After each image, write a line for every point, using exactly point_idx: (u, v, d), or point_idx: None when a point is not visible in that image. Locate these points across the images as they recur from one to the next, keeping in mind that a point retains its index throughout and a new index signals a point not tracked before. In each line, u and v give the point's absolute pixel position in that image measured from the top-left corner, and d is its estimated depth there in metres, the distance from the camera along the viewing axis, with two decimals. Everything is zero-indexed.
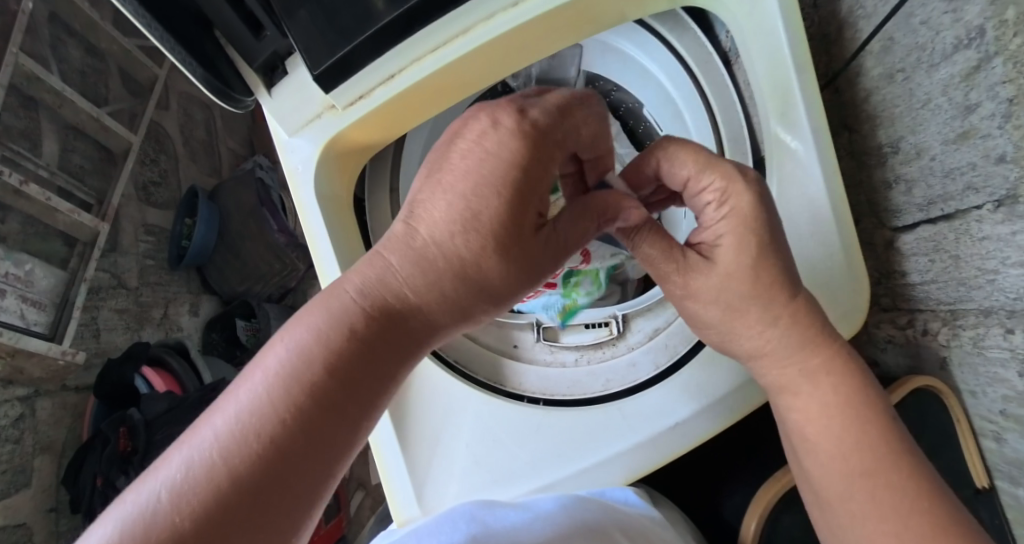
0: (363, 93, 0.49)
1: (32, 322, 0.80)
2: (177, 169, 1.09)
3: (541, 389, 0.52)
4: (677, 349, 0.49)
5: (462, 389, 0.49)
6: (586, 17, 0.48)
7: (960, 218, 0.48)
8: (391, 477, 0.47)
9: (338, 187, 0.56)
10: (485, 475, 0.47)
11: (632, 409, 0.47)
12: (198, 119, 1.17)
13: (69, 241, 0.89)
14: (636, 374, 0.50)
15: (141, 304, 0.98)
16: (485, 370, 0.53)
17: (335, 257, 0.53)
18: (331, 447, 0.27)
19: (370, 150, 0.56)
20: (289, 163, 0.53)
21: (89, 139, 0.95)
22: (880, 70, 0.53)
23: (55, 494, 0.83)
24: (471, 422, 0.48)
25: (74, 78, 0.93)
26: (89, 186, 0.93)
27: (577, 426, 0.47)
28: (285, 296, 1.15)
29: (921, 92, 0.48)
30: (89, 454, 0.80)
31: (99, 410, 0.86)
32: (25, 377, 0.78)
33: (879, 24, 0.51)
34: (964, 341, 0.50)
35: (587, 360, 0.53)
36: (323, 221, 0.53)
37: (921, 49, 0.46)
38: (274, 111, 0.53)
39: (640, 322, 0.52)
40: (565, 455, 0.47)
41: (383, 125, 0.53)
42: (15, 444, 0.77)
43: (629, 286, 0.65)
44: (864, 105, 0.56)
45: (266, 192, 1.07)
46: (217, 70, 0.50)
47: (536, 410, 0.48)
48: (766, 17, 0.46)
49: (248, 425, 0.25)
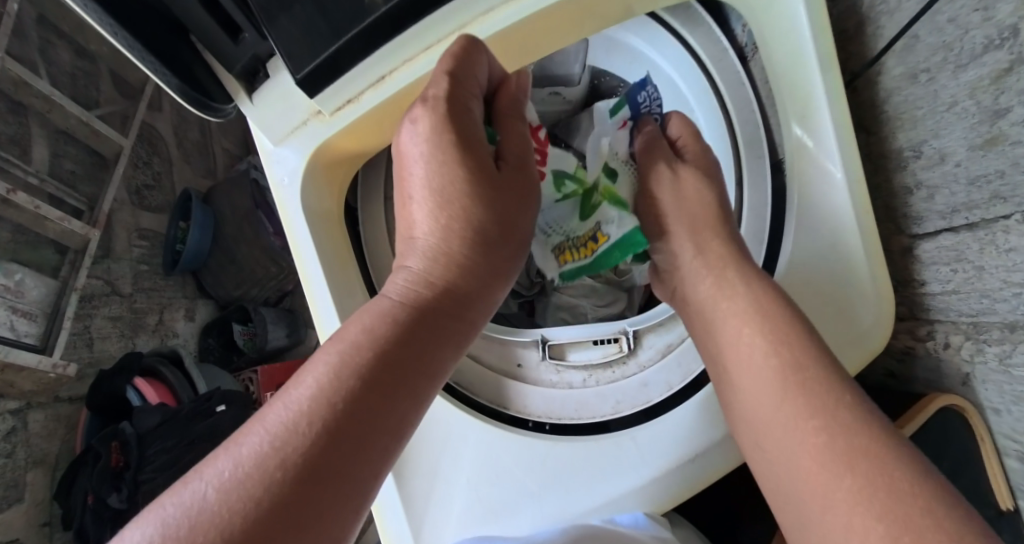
0: (351, 98, 0.47)
1: (23, 334, 0.78)
2: (170, 171, 1.07)
3: (547, 413, 0.50)
4: (691, 368, 0.49)
5: (465, 420, 0.47)
6: (535, 40, 0.47)
7: (985, 227, 0.45)
8: (387, 514, 0.45)
9: (329, 200, 0.54)
10: (488, 510, 0.45)
11: (644, 439, 0.46)
12: (192, 120, 1.14)
13: (60, 248, 0.87)
14: (649, 395, 0.49)
15: (136, 311, 0.96)
16: (486, 390, 0.51)
17: (325, 281, 0.51)
18: (352, 449, 0.28)
19: (362, 158, 0.54)
20: (274, 173, 0.51)
21: (80, 144, 0.92)
22: (902, 70, 0.50)
23: (48, 508, 0.80)
24: (474, 453, 0.46)
25: (64, 80, 0.91)
26: (80, 192, 0.91)
27: (586, 457, 0.46)
28: (283, 299, 1.13)
29: (946, 94, 0.45)
30: (81, 470, 0.77)
31: (93, 424, 0.84)
32: (16, 391, 0.75)
33: (906, 23, 0.48)
34: (989, 358, 0.48)
35: (595, 381, 0.51)
36: (312, 234, 0.51)
37: (948, 49, 0.44)
38: (259, 120, 0.51)
39: (651, 338, 0.51)
40: (573, 487, 0.45)
41: (375, 131, 0.50)
42: (7, 458, 0.74)
43: (636, 292, 0.70)
44: (884, 107, 0.54)
45: (263, 192, 1.05)
46: (194, 79, 0.48)
47: (542, 440, 0.47)
48: (788, 12, 0.43)
49: (305, 412, 0.28)
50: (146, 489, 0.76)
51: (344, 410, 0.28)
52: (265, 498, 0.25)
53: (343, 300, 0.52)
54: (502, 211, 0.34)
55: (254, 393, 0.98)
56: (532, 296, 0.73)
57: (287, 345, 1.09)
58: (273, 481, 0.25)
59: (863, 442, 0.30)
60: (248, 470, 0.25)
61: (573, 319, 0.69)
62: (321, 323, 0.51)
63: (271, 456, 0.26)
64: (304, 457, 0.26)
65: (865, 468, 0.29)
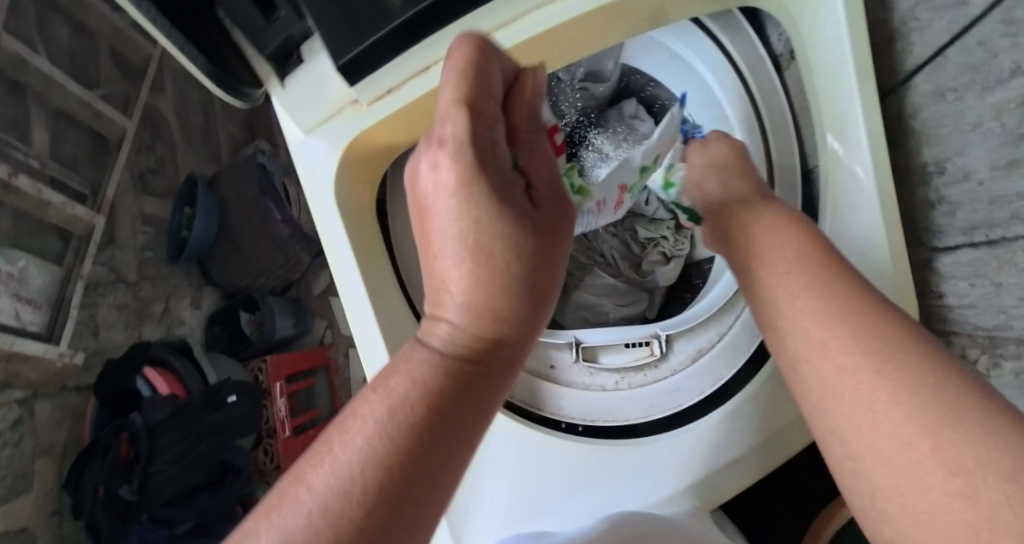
0: (390, 88, 0.46)
1: (27, 322, 0.76)
2: (174, 156, 1.05)
3: (582, 414, 0.56)
4: (719, 374, 0.55)
5: (507, 421, 0.53)
6: (564, 45, 0.46)
7: (1004, 245, 0.46)
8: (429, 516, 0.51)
9: (359, 195, 0.53)
10: (531, 508, 0.51)
11: (678, 446, 0.51)
12: (194, 103, 1.11)
13: (63, 235, 0.84)
14: (677, 399, 0.55)
15: (140, 299, 0.94)
16: (525, 394, 0.58)
17: (360, 281, 0.51)
18: (406, 541, 0.23)
19: (392, 151, 0.53)
20: (304, 165, 0.51)
21: (82, 126, 0.89)
22: (930, 87, 0.50)
23: (56, 497, 0.79)
24: (519, 457, 0.52)
25: (64, 59, 0.88)
26: (83, 176, 0.89)
27: (622, 460, 0.51)
28: (288, 288, 1.14)
29: (972, 114, 0.46)
30: (89, 462, 0.76)
31: (99, 416, 0.82)
32: (21, 380, 0.74)
33: (939, 43, 0.47)
34: (1005, 373, 0.49)
35: (627, 383, 0.58)
36: (344, 228, 0.51)
37: (976, 71, 0.44)
38: (289, 107, 0.51)
39: (681, 344, 0.57)
40: (611, 486, 0.50)
41: (408, 125, 0.49)
42: (15, 447, 0.73)
43: (657, 292, 0.74)
44: (910, 121, 0.54)
45: (268, 180, 1.04)
46: (222, 63, 0.48)
47: (583, 445, 0.52)
48: (833, 23, 0.43)
49: (339, 512, 0.22)
50: (156, 481, 0.77)
51: (387, 501, 0.23)
52: None
53: (378, 300, 0.51)
54: (547, 246, 0.29)
55: (261, 382, 0.98)
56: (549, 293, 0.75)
57: (294, 335, 1.09)
58: None
59: (881, 333, 0.29)
60: None
61: (594, 318, 0.72)
62: (350, 314, 0.51)
63: None
64: None
65: (881, 356, 0.28)
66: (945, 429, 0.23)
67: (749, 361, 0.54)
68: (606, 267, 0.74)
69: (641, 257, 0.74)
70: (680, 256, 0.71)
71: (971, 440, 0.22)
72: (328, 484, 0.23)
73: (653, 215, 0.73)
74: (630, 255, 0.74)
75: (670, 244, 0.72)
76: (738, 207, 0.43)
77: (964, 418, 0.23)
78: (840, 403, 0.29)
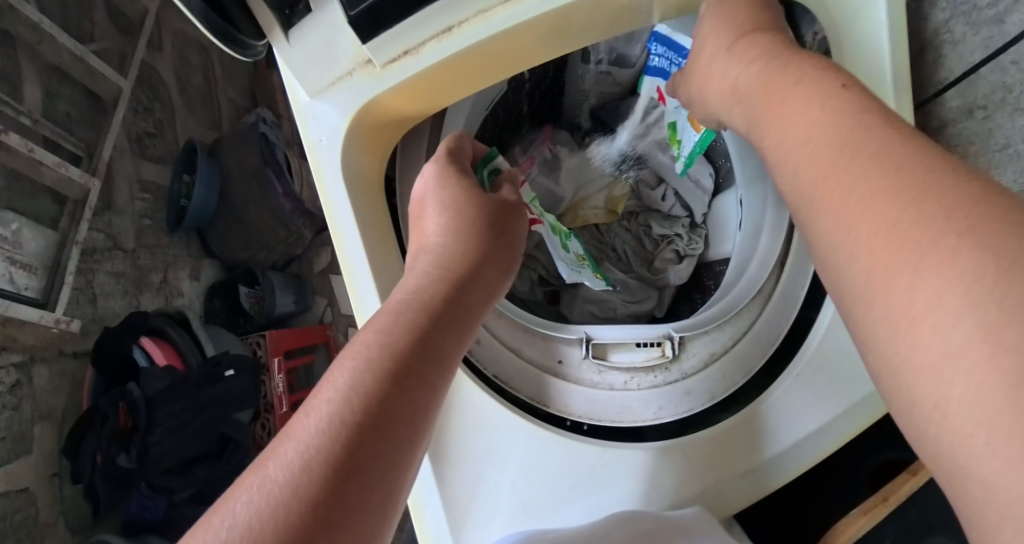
0: (408, 50, 0.49)
1: (22, 287, 0.74)
2: (172, 120, 1.04)
3: (589, 412, 0.56)
4: (734, 379, 0.55)
5: (513, 417, 0.52)
6: (568, 22, 0.49)
7: None
8: (428, 517, 0.50)
9: (367, 162, 0.56)
10: (534, 508, 0.50)
11: (691, 451, 0.51)
12: (195, 65, 1.11)
13: (57, 198, 0.82)
14: (690, 404, 0.55)
15: (139, 268, 0.94)
16: (528, 387, 0.57)
17: (365, 258, 0.53)
18: (404, 392, 0.32)
19: (398, 120, 0.57)
20: (310, 132, 0.53)
21: (75, 83, 0.86)
22: (961, 103, 0.48)
23: (56, 460, 0.80)
24: (522, 455, 0.51)
25: (54, 9, 0.83)
26: (77, 137, 0.86)
27: (629, 464, 0.51)
28: (289, 263, 1.19)
29: (1000, 135, 0.45)
30: (86, 431, 0.77)
31: (96, 385, 0.81)
32: (18, 345, 0.73)
33: (973, 59, 0.46)
34: None
35: (637, 384, 0.56)
36: (350, 199, 0.53)
37: (1009, 90, 0.44)
38: (293, 66, 0.52)
39: (695, 345, 0.56)
40: (616, 486, 0.50)
41: (419, 90, 0.52)
42: (14, 410, 0.74)
43: (667, 291, 0.75)
44: (937, 136, 0.51)
45: (270, 150, 1.07)
46: (218, 5, 0.48)
47: (592, 446, 0.52)
48: (870, 29, 0.46)
49: (352, 381, 0.31)
50: (155, 451, 0.78)
51: (385, 368, 0.33)
52: (333, 444, 0.28)
53: (381, 273, 0.53)
54: (498, 210, 0.49)
55: (260, 356, 1.01)
56: (558, 286, 0.75)
57: (295, 312, 1.15)
58: (340, 426, 0.29)
59: (920, 192, 0.23)
60: (316, 433, 0.28)
61: (601, 313, 0.72)
62: (352, 278, 0.53)
63: (332, 412, 0.30)
64: (360, 403, 0.30)
65: (900, 233, 0.22)
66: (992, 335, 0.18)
67: (760, 369, 0.55)
68: (618, 262, 0.76)
69: (653, 253, 0.75)
70: (692, 255, 0.72)
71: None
72: (342, 372, 0.32)
73: (669, 212, 0.75)
74: (643, 251, 0.75)
75: (683, 243, 0.73)
76: (729, 105, 0.38)
77: (1016, 311, 0.18)
78: (866, 302, 0.24)
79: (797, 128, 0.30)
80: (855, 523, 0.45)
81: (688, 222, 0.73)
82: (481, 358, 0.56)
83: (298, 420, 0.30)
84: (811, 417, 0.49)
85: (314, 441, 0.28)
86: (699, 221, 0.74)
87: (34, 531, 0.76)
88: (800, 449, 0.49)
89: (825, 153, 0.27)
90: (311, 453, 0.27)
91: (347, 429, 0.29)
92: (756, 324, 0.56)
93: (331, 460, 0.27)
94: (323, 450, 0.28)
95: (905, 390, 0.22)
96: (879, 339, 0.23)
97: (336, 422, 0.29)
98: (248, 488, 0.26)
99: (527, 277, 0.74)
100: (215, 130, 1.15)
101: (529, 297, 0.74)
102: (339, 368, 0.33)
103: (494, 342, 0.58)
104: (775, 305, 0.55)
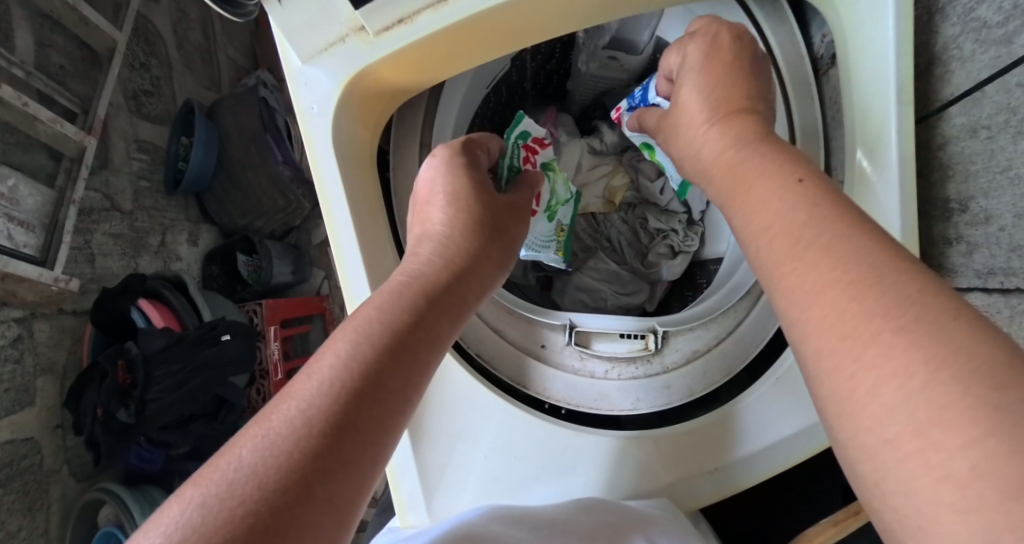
0: (403, 18, 0.47)
1: (21, 244, 0.74)
2: (170, 78, 1.02)
3: (568, 397, 0.58)
4: (715, 378, 0.56)
5: (497, 400, 0.54)
6: (568, 3, 0.47)
7: (1020, 296, 0.44)
8: (403, 483, 0.53)
9: (358, 134, 0.55)
10: (505, 484, 0.53)
11: (664, 442, 0.53)
12: (194, 20, 1.09)
13: (54, 154, 0.82)
14: (668, 397, 0.57)
15: (137, 230, 0.95)
16: (509, 370, 0.59)
17: (354, 235, 0.53)
18: (400, 366, 0.34)
19: (393, 91, 0.56)
20: (301, 99, 0.52)
21: (68, 33, 0.84)
22: (965, 121, 0.47)
23: (58, 412, 0.83)
24: (501, 435, 0.54)
25: None
26: (71, 90, 0.84)
27: (600, 451, 0.53)
28: (288, 234, 1.19)
29: (1002, 156, 0.44)
30: (88, 385, 0.80)
31: (96, 340, 0.83)
32: (18, 301, 0.75)
33: (978, 77, 0.45)
34: None
35: (617, 373, 0.58)
36: (341, 175, 0.53)
37: (1012, 111, 0.42)
38: (285, 27, 0.49)
39: (679, 341, 0.58)
40: (583, 469, 0.53)
41: (415, 59, 0.51)
42: (15, 364, 0.76)
43: (659, 286, 0.75)
44: (938, 153, 0.50)
45: (270, 115, 1.07)
46: None
47: (567, 430, 0.54)
48: (875, 47, 0.44)
49: (353, 350, 0.33)
50: (153, 407, 0.81)
51: (385, 342, 0.34)
52: (332, 405, 0.30)
53: (371, 260, 0.53)
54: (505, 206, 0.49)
55: (256, 324, 1.04)
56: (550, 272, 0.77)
57: (292, 282, 1.16)
58: (339, 389, 0.30)
59: (872, 277, 0.24)
60: (316, 393, 0.30)
61: (592, 302, 0.74)
62: (340, 256, 0.53)
63: (332, 375, 0.31)
64: (361, 370, 0.32)
65: (847, 316, 0.24)
66: (930, 422, 0.19)
67: (743, 369, 0.56)
68: (612, 253, 0.76)
69: (648, 247, 0.75)
70: (688, 252, 0.72)
71: (956, 441, 0.18)
72: (343, 341, 0.33)
73: (666, 206, 0.73)
74: (637, 242, 0.75)
75: (679, 237, 0.73)
76: (699, 156, 0.39)
77: (953, 405, 0.19)
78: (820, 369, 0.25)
79: (764, 201, 0.30)
80: (823, 533, 0.47)
81: (684, 219, 0.73)
82: (466, 337, 0.59)
83: (297, 381, 0.31)
84: (787, 422, 0.51)
85: (314, 400, 0.30)
86: (696, 219, 0.74)
87: (39, 478, 0.79)
88: (772, 453, 0.51)
89: (803, 215, 0.28)
90: (310, 411, 0.29)
91: (346, 392, 0.30)
92: (740, 326, 0.57)
93: (330, 418, 0.29)
94: (323, 409, 0.29)
95: (853, 455, 0.23)
96: (832, 410, 0.24)
97: (336, 385, 0.30)
98: (250, 437, 0.28)
99: (521, 263, 0.75)
100: (214, 91, 1.14)
101: (523, 283, 0.75)
102: (340, 337, 0.34)
103: (481, 326, 0.60)
104: (762, 307, 0.56)
